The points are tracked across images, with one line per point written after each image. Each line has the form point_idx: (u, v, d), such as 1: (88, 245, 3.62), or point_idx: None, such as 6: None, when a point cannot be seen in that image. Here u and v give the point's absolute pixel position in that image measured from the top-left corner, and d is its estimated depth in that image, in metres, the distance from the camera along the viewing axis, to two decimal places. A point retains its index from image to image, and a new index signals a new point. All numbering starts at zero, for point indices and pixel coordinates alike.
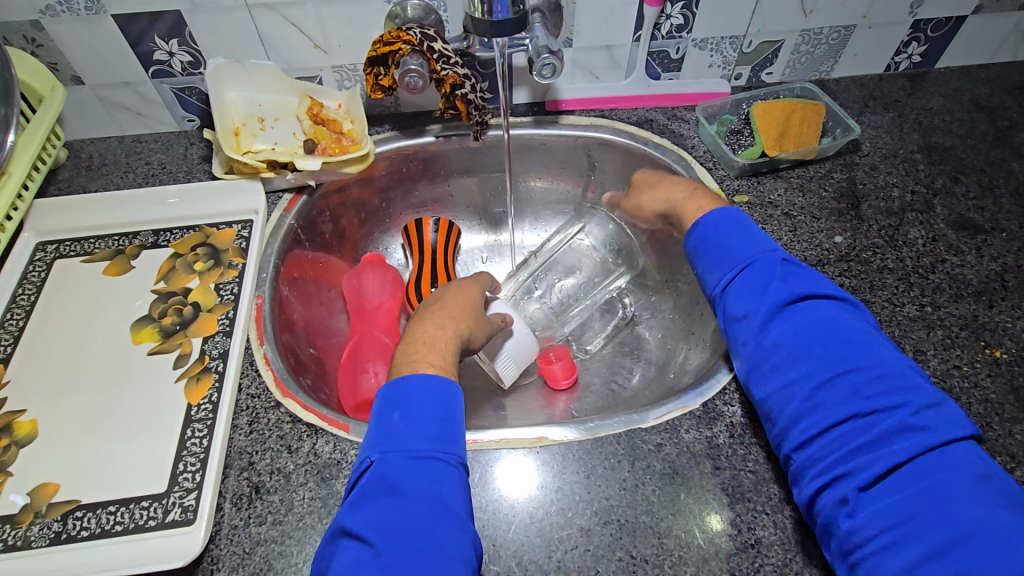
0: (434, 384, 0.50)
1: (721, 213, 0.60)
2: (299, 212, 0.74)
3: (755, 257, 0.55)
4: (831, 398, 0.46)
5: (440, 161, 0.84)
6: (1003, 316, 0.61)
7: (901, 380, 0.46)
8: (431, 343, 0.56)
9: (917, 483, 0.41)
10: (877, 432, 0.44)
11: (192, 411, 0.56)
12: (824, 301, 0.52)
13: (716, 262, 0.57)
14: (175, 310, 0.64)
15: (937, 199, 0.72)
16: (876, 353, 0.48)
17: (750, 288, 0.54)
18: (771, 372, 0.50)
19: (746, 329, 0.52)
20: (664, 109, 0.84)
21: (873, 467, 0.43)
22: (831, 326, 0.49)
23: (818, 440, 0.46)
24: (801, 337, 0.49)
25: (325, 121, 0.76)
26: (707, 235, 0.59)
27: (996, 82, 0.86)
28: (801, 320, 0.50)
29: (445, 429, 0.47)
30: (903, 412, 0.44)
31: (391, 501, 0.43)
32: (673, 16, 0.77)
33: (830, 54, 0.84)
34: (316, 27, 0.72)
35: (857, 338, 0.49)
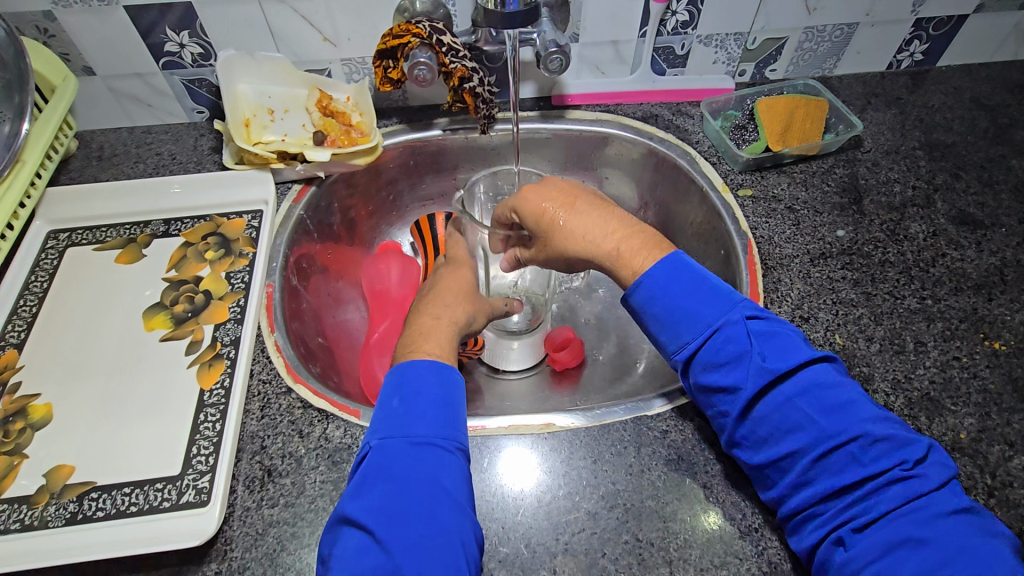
0: (433, 372, 0.51)
1: (670, 265, 0.52)
2: (308, 202, 0.75)
3: (720, 324, 0.49)
4: (826, 468, 0.44)
5: (447, 154, 0.85)
6: (1002, 309, 0.62)
7: (890, 439, 0.43)
8: (427, 333, 0.56)
9: (907, 527, 0.40)
10: (869, 490, 0.42)
11: (204, 396, 0.57)
12: (807, 366, 0.47)
13: (679, 329, 0.50)
14: (186, 298, 0.65)
15: (937, 195, 0.73)
16: (861, 411, 0.45)
17: (719, 361, 0.48)
18: (759, 441, 0.47)
19: (726, 403, 0.48)
20: (669, 105, 0.85)
21: (869, 522, 0.41)
22: (813, 394, 0.45)
23: (812, 500, 0.44)
24: (785, 412, 0.45)
25: (334, 114, 0.77)
26: (655, 298, 0.51)
27: (997, 81, 0.87)
28: (782, 393, 0.46)
29: (443, 417, 0.48)
30: (896, 468, 0.42)
31: (391, 484, 0.44)
32: (679, 13, 0.77)
33: (833, 51, 0.85)
34: (326, 20, 0.73)
35: (841, 403, 0.45)
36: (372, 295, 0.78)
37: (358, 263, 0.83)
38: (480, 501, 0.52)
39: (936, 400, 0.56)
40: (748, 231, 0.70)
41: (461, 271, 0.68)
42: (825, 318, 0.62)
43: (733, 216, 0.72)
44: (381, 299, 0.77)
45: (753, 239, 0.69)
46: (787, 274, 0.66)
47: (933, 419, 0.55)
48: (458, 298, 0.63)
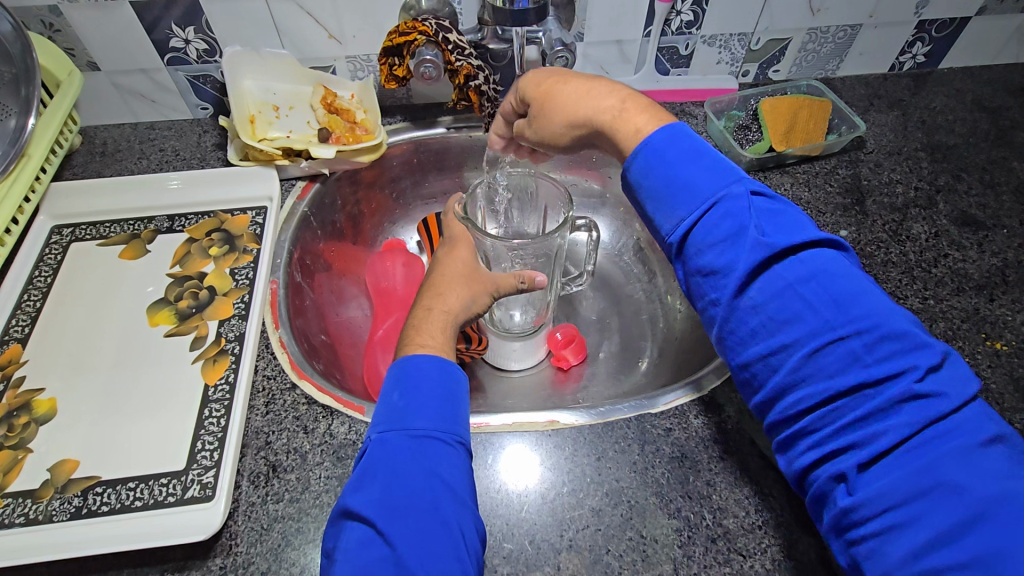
0: (434, 366, 0.50)
1: (668, 140, 0.51)
2: (312, 200, 0.75)
3: (718, 200, 0.47)
4: (823, 369, 0.40)
5: (451, 153, 0.85)
6: (1004, 309, 0.63)
7: (902, 339, 0.39)
8: (420, 326, 0.56)
9: (921, 456, 0.36)
10: (877, 404, 0.38)
11: (209, 391, 0.57)
12: (810, 247, 0.44)
13: (676, 202, 0.49)
14: (190, 293, 0.65)
15: (939, 196, 0.73)
16: (871, 308, 0.41)
17: (716, 236, 0.46)
18: (748, 333, 0.44)
19: (718, 287, 0.45)
20: (672, 105, 0.85)
21: (874, 442, 0.38)
22: (818, 280, 0.42)
23: (811, 414, 0.41)
24: (783, 297, 0.43)
25: (338, 111, 0.77)
26: (652, 170, 0.50)
27: (998, 83, 0.87)
28: (782, 276, 0.43)
29: (442, 410, 0.48)
30: (907, 378, 0.38)
31: (391, 477, 0.43)
32: (684, 13, 0.78)
33: (836, 52, 0.85)
34: (332, 18, 0.73)
35: (851, 293, 0.42)
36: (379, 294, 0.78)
37: (361, 262, 0.83)
38: (485, 497, 0.52)
39: None
40: None
41: (461, 252, 0.65)
42: None
43: None
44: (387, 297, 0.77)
45: None
46: None
47: None
48: (453, 284, 0.61)
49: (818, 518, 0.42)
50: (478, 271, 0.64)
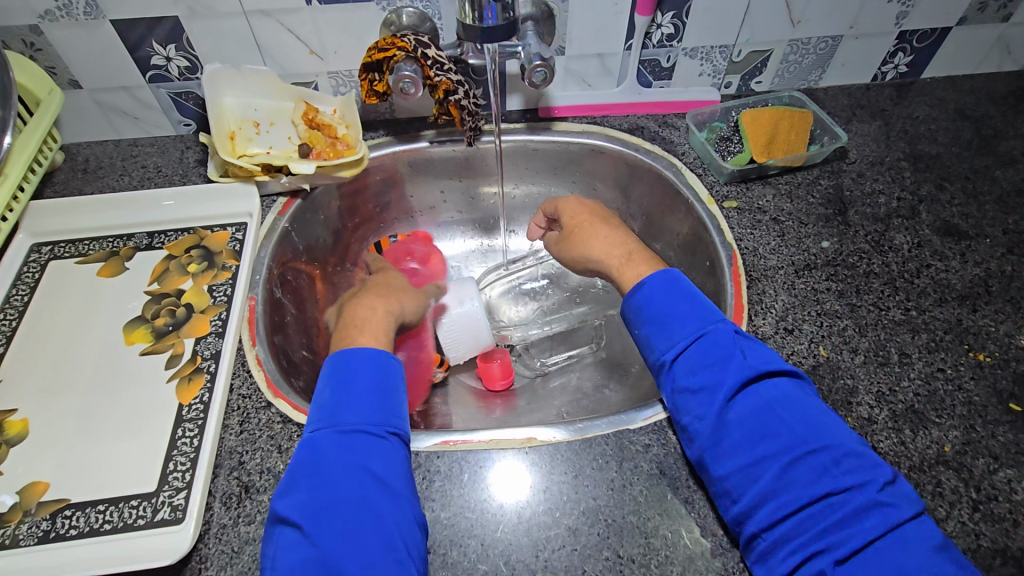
0: (371, 357, 0.54)
1: (663, 278, 0.57)
2: (293, 215, 0.75)
3: (706, 329, 0.53)
4: (799, 479, 0.45)
5: (432, 167, 0.86)
6: (987, 320, 0.62)
7: (861, 458, 0.46)
8: (365, 324, 0.62)
9: (884, 556, 0.41)
10: (846, 511, 0.43)
11: (183, 411, 0.57)
12: (783, 377, 0.51)
13: (666, 331, 0.54)
14: (167, 311, 0.65)
15: (922, 206, 0.73)
16: (830, 431, 0.47)
17: (703, 361, 0.51)
18: (731, 451, 0.48)
19: (703, 405, 0.50)
20: (655, 117, 0.86)
21: (844, 546, 0.42)
22: (792, 405, 0.48)
23: (788, 518, 0.44)
24: (761, 418, 0.48)
25: (320, 126, 0.77)
26: (650, 300, 0.56)
27: (980, 92, 0.87)
28: (762, 397, 0.49)
29: (368, 398, 0.51)
30: (870, 489, 0.44)
31: (319, 479, 0.46)
32: (664, 26, 0.78)
33: (818, 63, 0.85)
34: (312, 34, 0.74)
35: (818, 420, 0.48)
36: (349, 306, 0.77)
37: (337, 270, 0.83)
38: (459, 517, 0.51)
39: (920, 412, 0.56)
40: (733, 243, 0.70)
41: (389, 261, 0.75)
42: (809, 330, 0.61)
43: (718, 227, 0.72)
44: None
45: (737, 250, 0.69)
46: (772, 284, 0.66)
47: (917, 432, 0.54)
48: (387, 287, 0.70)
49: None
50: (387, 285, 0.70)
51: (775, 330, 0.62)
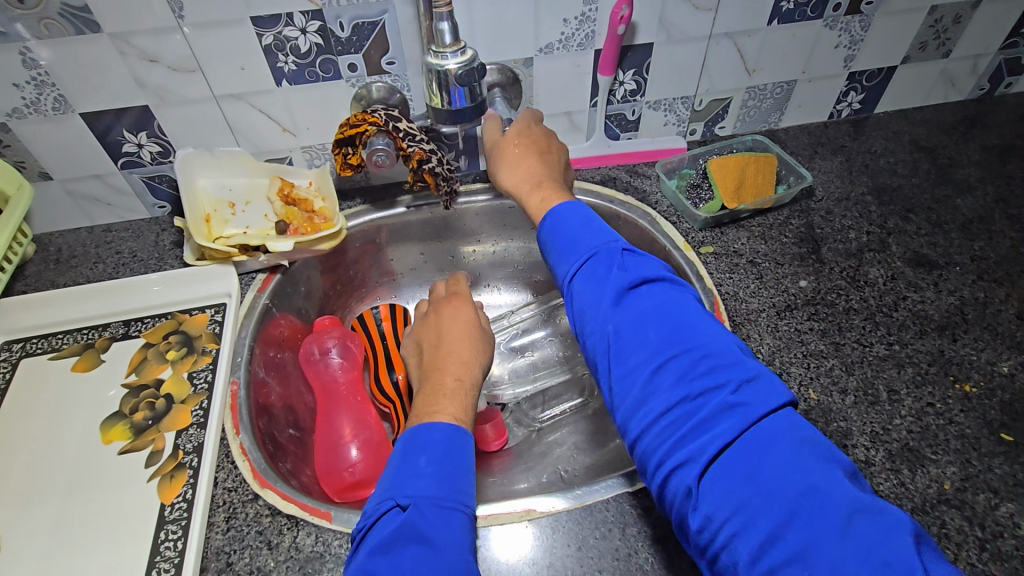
0: (448, 434, 0.51)
1: (567, 208, 0.57)
2: (273, 290, 0.75)
3: (594, 251, 0.53)
4: (662, 385, 0.45)
5: (411, 230, 0.86)
6: (968, 349, 0.63)
7: (724, 361, 0.44)
8: (445, 395, 0.57)
9: (744, 463, 0.39)
10: (703, 415, 0.42)
11: (165, 511, 0.54)
12: (657, 285, 0.50)
13: (564, 253, 0.55)
14: (146, 404, 0.63)
15: (891, 238, 0.75)
16: (698, 335, 0.46)
17: (593, 278, 0.52)
18: (610, 365, 0.48)
19: (590, 321, 0.50)
20: (625, 167, 0.88)
21: (707, 449, 0.41)
22: (662, 311, 0.48)
23: (653, 428, 0.44)
24: (632, 328, 0.48)
25: (296, 202, 0.77)
26: (558, 227, 0.56)
27: (932, 123, 0.92)
28: (632, 305, 0.49)
29: (457, 477, 0.49)
30: (726, 391, 0.43)
31: (424, 549, 0.43)
32: (626, 82, 0.81)
33: (776, 106, 0.89)
34: (284, 113, 0.76)
35: (680, 326, 0.47)
36: (320, 389, 0.76)
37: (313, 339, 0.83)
38: None
39: (916, 450, 0.56)
40: (713, 288, 0.71)
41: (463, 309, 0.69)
42: (797, 372, 0.62)
43: (697, 273, 0.73)
44: (332, 394, 0.75)
45: (718, 296, 0.70)
46: (756, 328, 0.66)
47: (915, 471, 0.54)
48: (464, 346, 0.64)
49: (682, 540, 0.43)
50: (468, 334, 0.65)
51: None
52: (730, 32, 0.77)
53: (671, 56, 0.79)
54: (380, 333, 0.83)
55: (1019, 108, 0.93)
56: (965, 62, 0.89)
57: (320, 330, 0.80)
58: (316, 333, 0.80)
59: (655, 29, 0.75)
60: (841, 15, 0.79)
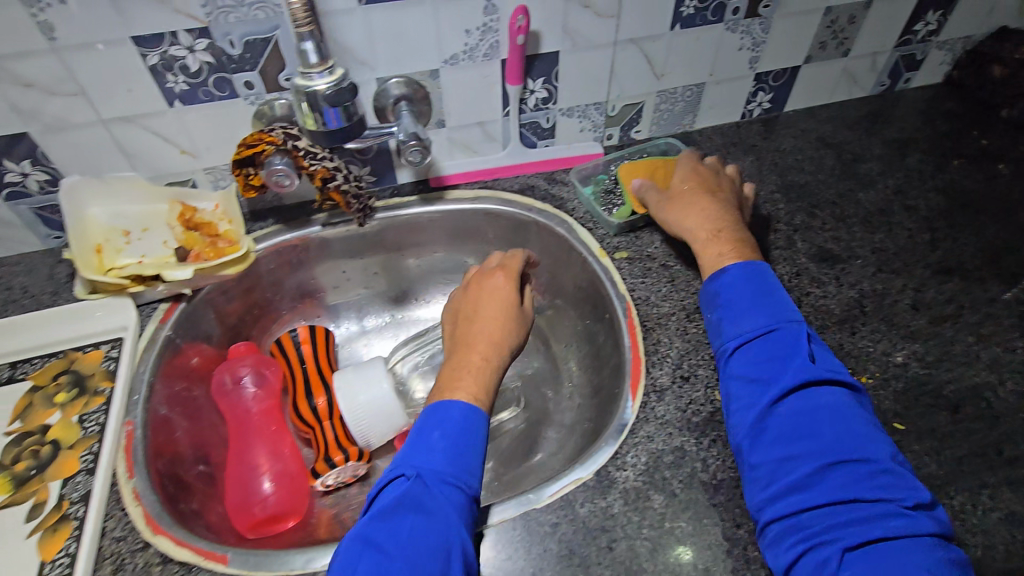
0: (464, 412, 0.55)
1: (750, 270, 0.61)
2: (176, 321, 0.71)
3: (776, 326, 0.57)
4: (832, 481, 0.49)
5: (329, 249, 0.84)
6: (866, 341, 0.65)
7: (897, 477, 0.48)
8: (461, 368, 0.59)
9: (882, 560, 0.44)
10: (871, 513, 0.46)
11: (46, 568, 0.51)
12: (832, 386, 0.54)
13: (732, 323, 0.59)
14: (30, 452, 0.60)
15: (798, 235, 0.77)
16: (874, 442, 0.51)
17: (763, 357, 0.56)
18: (764, 447, 0.52)
19: (755, 395, 0.55)
20: (545, 174, 0.88)
21: (854, 537, 0.46)
22: (838, 415, 0.52)
23: (808, 512, 0.48)
24: (808, 418, 0.52)
25: (197, 226, 0.74)
26: (733, 288, 0.61)
27: (837, 120, 0.95)
28: (817, 399, 0.53)
29: (468, 457, 0.52)
30: (895, 502, 0.47)
31: (420, 516, 0.48)
32: (537, 91, 0.81)
33: (688, 109, 0.90)
34: (181, 134, 0.72)
35: (865, 433, 0.51)
36: (234, 422, 0.73)
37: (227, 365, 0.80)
38: None
39: None
40: (627, 293, 0.71)
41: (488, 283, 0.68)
42: (704, 375, 0.63)
43: (611, 279, 0.73)
44: (245, 427, 0.73)
45: (630, 301, 0.70)
46: (666, 332, 0.67)
47: None
48: (498, 326, 0.63)
49: None
50: (505, 314, 0.65)
51: (673, 380, 0.63)
52: (634, 37, 0.78)
53: (578, 63, 0.79)
54: (299, 357, 0.79)
55: (918, 102, 0.97)
56: (864, 60, 0.92)
57: (234, 358, 0.77)
58: (229, 361, 0.77)
59: (559, 37, 0.75)
60: (741, 19, 0.80)
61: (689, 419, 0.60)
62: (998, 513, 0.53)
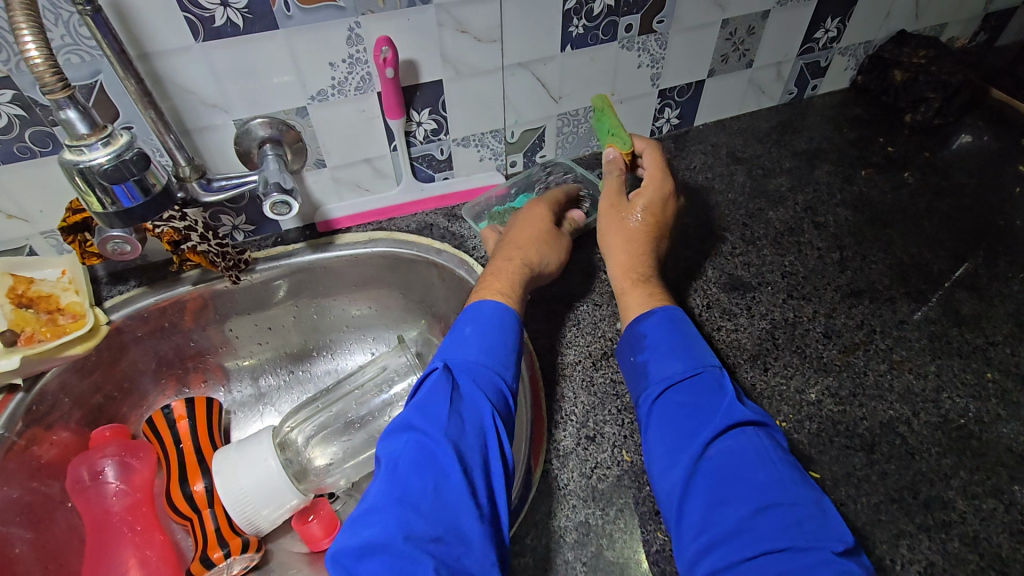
0: (499, 315, 0.55)
1: (675, 316, 0.57)
2: (10, 416, 0.61)
3: (700, 369, 0.52)
4: (764, 525, 0.42)
5: (207, 308, 0.75)
6: (779, 378, 0.61)
7: (828, 522, 0.42)
8: (495, 272, 0.61)
9: None
10: (806, 562, 0.39)
11: None
12: (761, 430, 0.49)
13: (658, 364, 0.54)
14: None
15: (708, 262, 0.73)
16: (804, 486, 0.45)
17: (689, 397, 0.51)
18: (695, 491, 0.46)
19: (682, 438, 0.48)
20: (443, 210, 0.82)
21: None
22: (764, 456, 0.46)
23: (741, 564, 0.41)
24: (737, 459, 0.46)
25: (32, 301, 0.64)
26: (653, 334, 0.56)
27: (747, 132, 0.92)
28: (743, 441, 0.47)
29: (501, 350, 0.53)
30: (828, 549, 0.40)
31: (431, 404, 0.48)
32: (424, 122, 0.74)
33: (593, 130, 0.85)
34: (3, 197, 0.62)
35: (795, 478, 0.45)
36: (92, 526, 0.65)
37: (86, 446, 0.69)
38: None
39: None
40: (529, 342, 0.65)
41: (531, 212, 0.69)
42: (611, 433, 0.57)
43: None
44: (105, 531, 0.65)
45: (533, 352, 0.64)
46: (570, 385, 0.61)
47: None
48: (519, 240, 0.65)
49: None
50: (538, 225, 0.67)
51: (577, 442, 0.57)
52: (523, 61, 0.72)
53: (465, 91, 0.73)
54: (175, 436, 0.71)
55: (826, 110, 0.96)
56: (769, 70, 0.88)
57: (96, 446, 0.67)
58: (89, 449, 0.67)
59: (439, 65, 0.69)
60: (636, 36, 0.76)
61: (594, 488, 0.54)
62: (917, 566, 0.49)
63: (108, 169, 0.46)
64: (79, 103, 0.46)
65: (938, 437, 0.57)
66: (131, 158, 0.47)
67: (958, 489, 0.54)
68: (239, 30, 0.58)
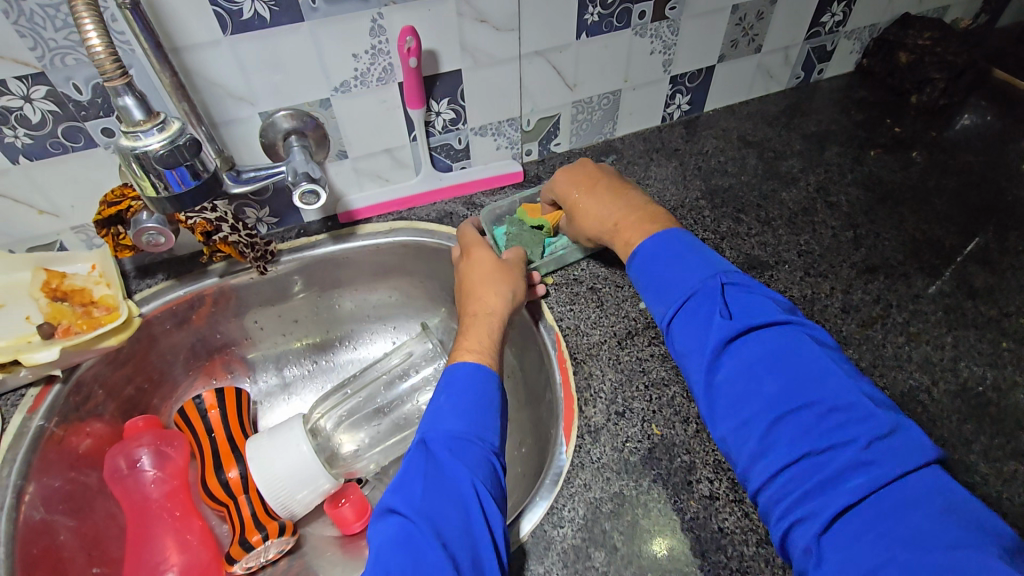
0: (474, 376, 0.54)
1: (661, 240, 0.55)
2: (49, 408, 0.62)
3: (692, 290, 0.51)
4: (785, 437, 0.42)
5: (233, 300, 0.76)
6: None
7: (855, 413, 0.41)
8: (466, 330, 0.59)
9: (867, 518, 0.37)
10: (834, 467, 0.40)
11: None
12: (771, 330, 0.47)
13: (656, 296, 0.53)
14: None
15: (725, 243, 0.74)
16: (824, 379, 0.43)
17: (693, 321, 0.50)
18: (719, 417, 0.46)
19: (694, 368, 0.49)
20: (461, 199, 0.83)
21: (831, 500, 0.39)
22: (777, 361, 0.45)
23: (779, 476, 0.42)
24: (750, 376, 0.45)
25: (66, 294, 0.65)
26: (642, 268, 0.55)
27: (756, 117, 0.93)
28: (749, 354, 0.46)
29: (480, 412, 0.51)
30: (858, 444, 0.40)
31: (410, 478, 0.47)
32: (443, 112, 0.75)
33: (607, 117, 0.87)
34: (34, 192, 0.63)
35: (814, 372, 0.44)
36: (133, 513, 0.66)
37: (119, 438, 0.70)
38: None
39: None
40: (555, 324, 0.67)
41: (479, 252, 0.66)
42: (640, 408, 0.59)
43: (538, 310, 0.68)
44: (147, 517, 0.66)
45: (559, 333, 0.66)
46: (597, 364, 0.63)
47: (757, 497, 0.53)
48: (484, 286, 0.62)
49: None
50: (501, 264, 0.64)
51: (607, 417, 0.59)
52: (540, 50, 0.74)
53: (483, 80, 0.74)
54: (207, 426, 0.72)
55: (832, 93, 0.97)
56: (776, 54, 0.90)
57: (130, 436, 0.68)
58: (124, 440, 0.68)
59: (458, 54, 0.70)
60: (649, 22, 0.77)
61: (626, 461, 0.56)
62: None
63: (163, 155, 0.47)
64: (136, 91, 0.47)
65: (957, 405, 0.59)
66: (183, 145, 0.48)
67: (979, 453, 0.56)
68: (266, 23, 0.59)
